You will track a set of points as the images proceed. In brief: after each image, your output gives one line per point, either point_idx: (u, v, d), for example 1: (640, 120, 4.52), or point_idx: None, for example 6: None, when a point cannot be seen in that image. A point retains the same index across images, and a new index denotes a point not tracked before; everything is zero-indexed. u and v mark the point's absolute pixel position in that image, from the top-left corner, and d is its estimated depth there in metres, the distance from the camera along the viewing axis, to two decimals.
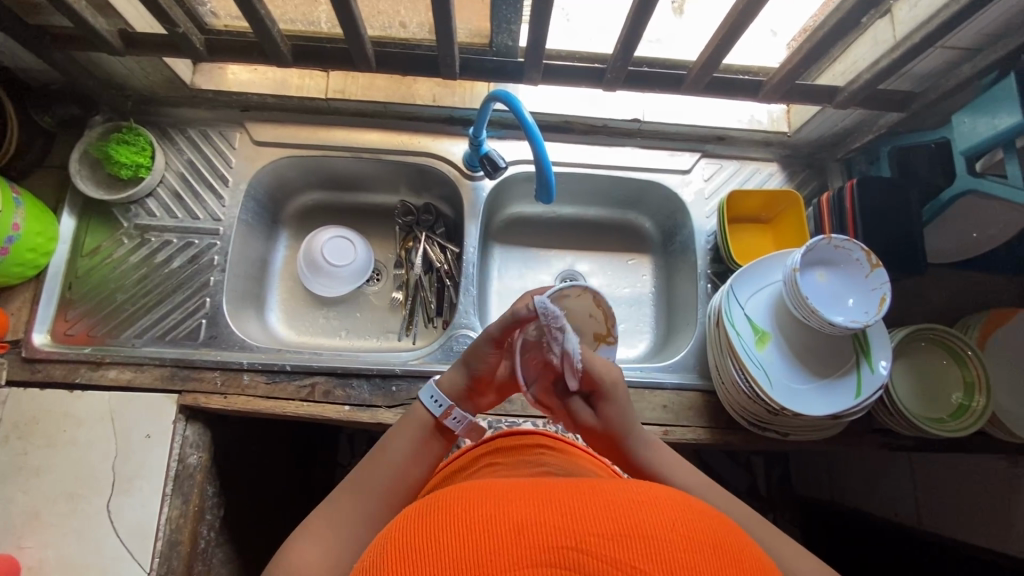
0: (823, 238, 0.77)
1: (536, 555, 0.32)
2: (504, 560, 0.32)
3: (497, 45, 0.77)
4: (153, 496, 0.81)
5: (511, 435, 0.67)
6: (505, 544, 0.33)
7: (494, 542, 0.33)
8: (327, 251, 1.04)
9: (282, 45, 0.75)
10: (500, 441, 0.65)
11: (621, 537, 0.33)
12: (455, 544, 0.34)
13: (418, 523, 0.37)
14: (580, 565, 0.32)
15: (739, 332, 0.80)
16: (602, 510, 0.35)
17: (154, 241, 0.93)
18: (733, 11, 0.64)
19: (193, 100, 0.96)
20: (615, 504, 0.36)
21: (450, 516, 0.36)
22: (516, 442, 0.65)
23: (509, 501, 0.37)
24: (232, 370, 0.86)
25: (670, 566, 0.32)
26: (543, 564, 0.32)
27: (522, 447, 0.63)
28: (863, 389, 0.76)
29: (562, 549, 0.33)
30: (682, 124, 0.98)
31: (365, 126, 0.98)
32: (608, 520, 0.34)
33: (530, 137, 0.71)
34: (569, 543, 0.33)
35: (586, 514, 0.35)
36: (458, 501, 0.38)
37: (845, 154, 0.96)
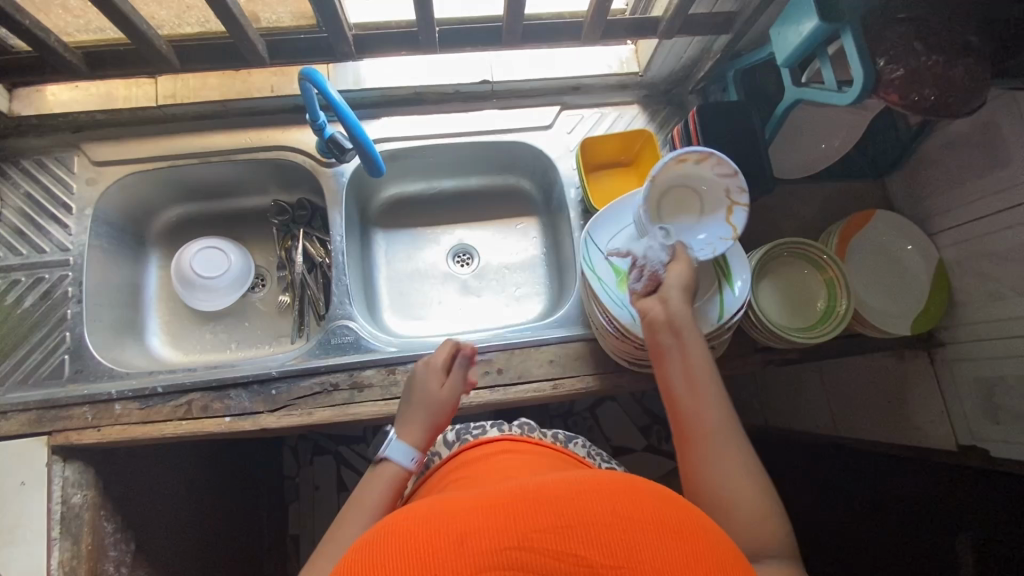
0: (665, 169, 0.77)
1: (486, 558, 0.36)
2: (453, 568, 0.35)
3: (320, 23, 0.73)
4: (38, 541, 0.79)
5: (482, 443, 0.72)
6: (455, 556, 0.36)
7: (444, 554, 0.36)
8: (197, 267, 1.00)
9: (67, 53, 0.71)
10: (470, 452, 0.71)
11: (563, 529, 0.37)
12: (407, 562, 0.36)
13: (369, 543, 0.39)
14: (524, 561, 0.36)
15: (600, 277, 0.80)
16: (546, 504, 0.39)
17: (2, 283, 0.88)
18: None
19: (18, 130, 0.91)
20: (556, 497, 0.40)
21: (394, 536, 0.39)
22: (485, 447, 0.71)
23: (459, 512, 0.39)
24: (101, 402, 0.83)
25: (609, 549, 0.36)
26: (490, 569, 0.35)
27: (487, 451, 0.70)
28: (726, 309, 0.78)
29: (506, 550, 0.36)
30: (535, 79, 0.97)
31: (210, 129, 0.94)
32: (550, 514, 0.38)
33: (342, 116, 0.70)
34: (512, 543, 0.37)
35: (530, 513, 0.38)
36: (407, 522, 0.40)
37: (697, 85, 0.97)
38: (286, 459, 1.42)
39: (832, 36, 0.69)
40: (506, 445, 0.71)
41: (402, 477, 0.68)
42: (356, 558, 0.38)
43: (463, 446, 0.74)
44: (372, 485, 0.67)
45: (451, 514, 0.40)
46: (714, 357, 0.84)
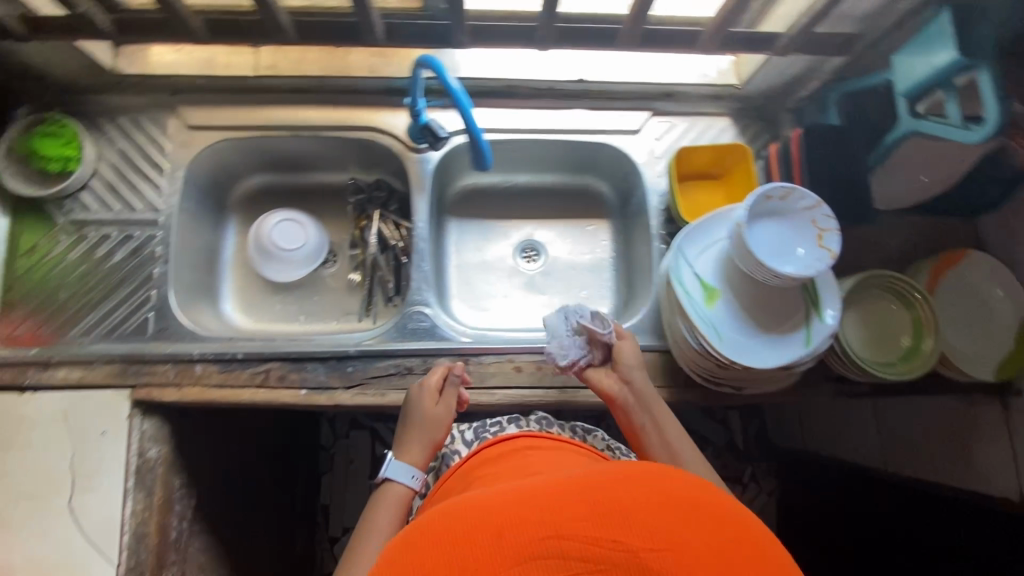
0: (767, 189, 0.76)
1: (527, 549, 0.38)
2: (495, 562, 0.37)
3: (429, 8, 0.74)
4: (116, 490, 0.81)
5: (499, 442, 0.73)
6: (496, 549, 0.38)
7: (485, 546, 0.39)
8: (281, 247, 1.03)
9: (191, 18, 0.72)
10: (489, 450, 0.72)
11: (601, 518, 0.39)
12: (450, 558, 0.38)
13: (422, 534, 0.42)
14: (564, 550, 0.38)
15: (688, 291, 0.80)
16: (586, 494, 0.41)
17: (94, 236, 0.90)
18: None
19: (118, 86, 0.92)
20: (593, 488, 0.42)
21: (442, 526, 0.41)
22: (506, 448, 0.71)
23: (494, 507, 0.42)
24: (184, 362, 0.85)
25: (651, 533, 0.38)
26: (533, 558, 0.38)
27: (509, 452, 0.70)
28: (812, 338, 0.78)
29: (545, 540, 0.38)
30: (627, 83, 0.97)
31: (303, 103, 0.95)
32: (585, 505, 0.40)
33: (458, 105, 0.70)
34: (550, 533, 0.39)
35: (567, 505, 0.40)
36: (444, 522, 0.42)
37: (796, 103, 0.95)
38: (324, 432, 1.44)
39: (966, 70, 0.67)
40: (528, 442, 0.71)
41: (406, 496, 0.76)
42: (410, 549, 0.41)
43: (483, 444, 0.75)
44: (377, 510, 0.74)
45: (486, 509, 0.42)
46: (791, 381, 0.84)
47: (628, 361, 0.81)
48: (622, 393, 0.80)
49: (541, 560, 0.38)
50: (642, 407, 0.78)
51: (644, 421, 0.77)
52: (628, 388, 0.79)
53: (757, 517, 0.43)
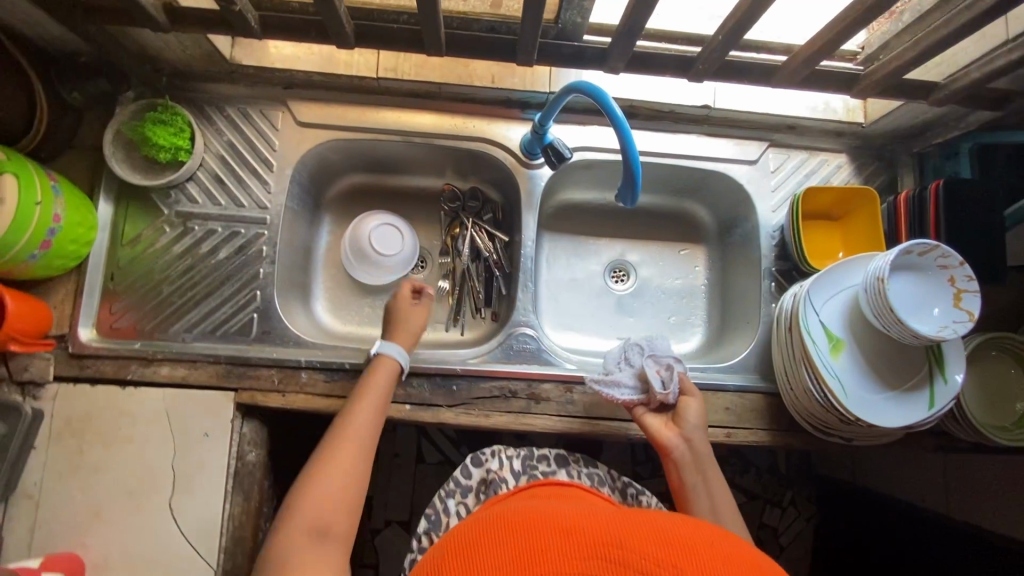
0: (911, 245, 0.74)
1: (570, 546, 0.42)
2: (545, 548, 0.42)
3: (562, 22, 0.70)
4: (216, 493, 0.80)
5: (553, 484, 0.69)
6: (545, 541, 0.43)
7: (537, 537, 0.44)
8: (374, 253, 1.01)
9: (346, 24, 0.68)
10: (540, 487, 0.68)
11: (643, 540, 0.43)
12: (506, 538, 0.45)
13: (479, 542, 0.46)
14: (607, 554, 0.41)
15: (813, 339, 0.78)
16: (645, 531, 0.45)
17: (198, 231, 0.88)
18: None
19: (230, 76, 0.89)
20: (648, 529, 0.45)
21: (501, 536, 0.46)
22: (551, 491, 0.67)
23: (554, 516, 0.47)
24: (288, 368, 0.84)
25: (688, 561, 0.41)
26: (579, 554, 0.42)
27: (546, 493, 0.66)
28: (937, 400, 0.76)
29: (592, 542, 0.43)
30: (755, 112, 0.93)
31: (419, 108, 0.92)
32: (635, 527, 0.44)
33: (620, 130, 0.69)
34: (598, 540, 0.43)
35: (617, 527, 0.44)
36: (507, 518, 0.48)
37: (923, 148, 0.93)
38: None
39: None
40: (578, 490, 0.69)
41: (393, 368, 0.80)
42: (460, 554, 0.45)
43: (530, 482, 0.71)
44: (368, 386, 0.78)
45: (548, 516, 0.47)
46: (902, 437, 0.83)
47: (694, 418, 0.77)
48: (679, 448, 0.76)
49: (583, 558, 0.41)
50: (695, 465, 0.75)
51: (693, 477, 0.74)
52: (687, 445, 0.76)
53: None
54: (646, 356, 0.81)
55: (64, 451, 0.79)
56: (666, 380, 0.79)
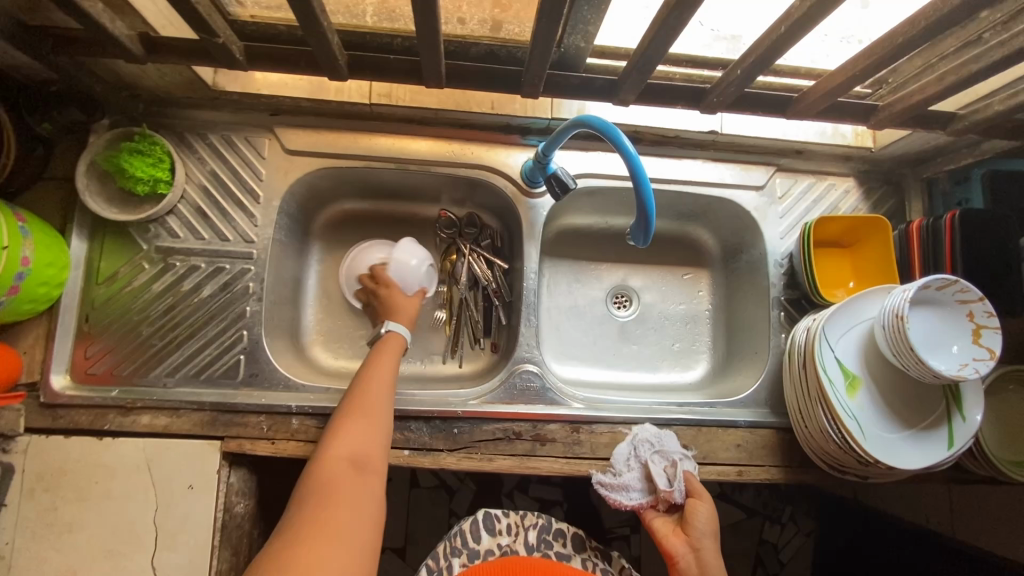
0: (928, 281, 0.72)
1: None
2: None
3: (565, 46, 0.66)
4: (201, 551, 0.75)
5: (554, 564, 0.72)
6: None
7: None
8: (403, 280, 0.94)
9: (339, 56, 0.64)
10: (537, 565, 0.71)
11: None
12: None
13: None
14: None
15: (829, 377, 0.75)
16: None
17: (179, 267, 0.82)
18: (898, 32, 0.56)
19: (213, 102, 0.83)
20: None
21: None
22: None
23: None
24: (279, 414, 0.79)
25: None
26: None
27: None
28: (956, 439, 0.74)
29: None
30: (762, 137, 0.90)
31: (414, 134, 0.88)
32: None
33: (636, 178, 0.66)
34: None
35: None
36: None
37: (933, 174, 0.90)
38: None
39: None
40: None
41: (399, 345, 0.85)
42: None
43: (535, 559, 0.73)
44: (378, 360, 0.80)
45: None
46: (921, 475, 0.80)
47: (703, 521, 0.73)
48: (686, 557, 0.72)
49: None
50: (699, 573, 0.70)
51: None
52: (694, 555, 0.71)
53: None
54: (653, 452, 0.79)
55: (36, 509, 0.74)
56: (671, 479, 0.78)
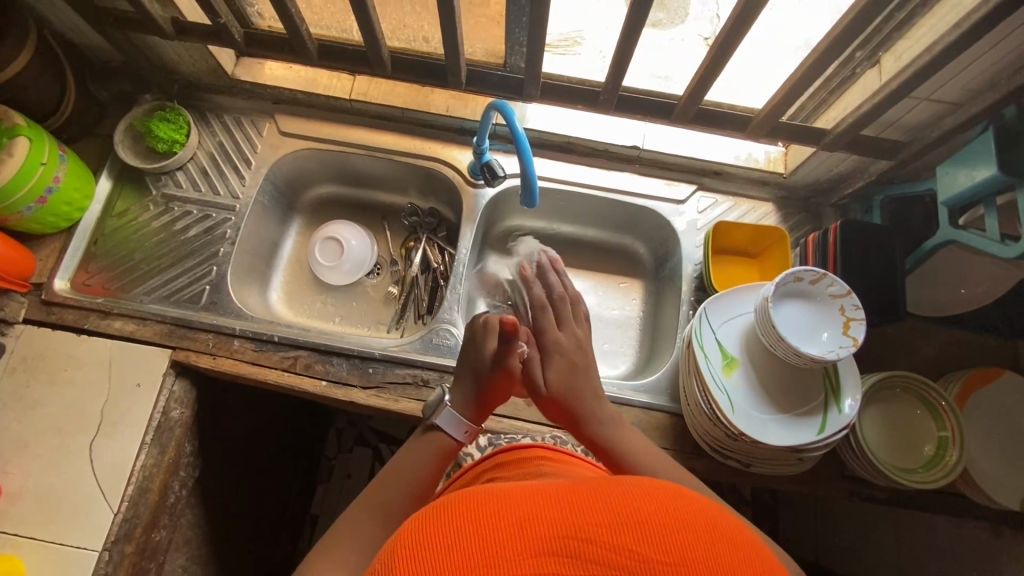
0: (796, 271, 0.78)
1: (545, 547, 0.35)
2: (512, 555, 0.34)
3: (509, 65, 0.85)
4: (133, 441, 0.86)
5: (513, 449, 0.66)
6: (512, 541, 0.35)
7: (501, 540, 0.35)
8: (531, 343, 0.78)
9: (309, 43, 0.83)
10: (504, 455, 0.64)
11: (622, 527, 0.35)
12: (467, 538, 0.36)
13: (420, 526, 0.38)
14: (584, 552, 0.34)
15: (707, 354, 0.81)
16: (592, 505, 0.37)
17: (177, 211, 1.01)
18: (720, 36, 0.68)
19: (231, 90, 1.06)
20: (611, 499, 0.38)
21: (454, 522, 0.37)
22: (517, 455, 0.64)
23: (510, 508, 0.37)
24: (224, 335, 0.92)
25: (667, 548, 0.35)
26: (549, 554, 0.34)
27: (520, 459, 0.62)
28: (827, 426, 0.76)
29: (563, 539, 0.35)
30: (679, 155, 1.02)
31: (383, 129, 1.06)
32: (608, 512, 0.37)
33: (519, 148, 0.77)
34: (569, 532, 0.35)
35: (591, 511, 0.37)
36: (465, 502, 0.38)
37: (839, 200, 0.98)
38: (330, 442, 1.42)
39: (1005, 188, 0.70)
40: (542, 453, 0.63)
41: (451, 449, 0.67)
42: (408, 543, 0.37)
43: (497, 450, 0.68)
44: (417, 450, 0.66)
45: (510, 503, 0.38)
46: (801, 469, 0.82)
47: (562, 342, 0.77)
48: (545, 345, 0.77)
49: (559, 557, 0.34)
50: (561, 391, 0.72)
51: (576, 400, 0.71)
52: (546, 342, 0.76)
53: (760, 541, 0.40)
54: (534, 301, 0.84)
55: (13, 384, 0.88)
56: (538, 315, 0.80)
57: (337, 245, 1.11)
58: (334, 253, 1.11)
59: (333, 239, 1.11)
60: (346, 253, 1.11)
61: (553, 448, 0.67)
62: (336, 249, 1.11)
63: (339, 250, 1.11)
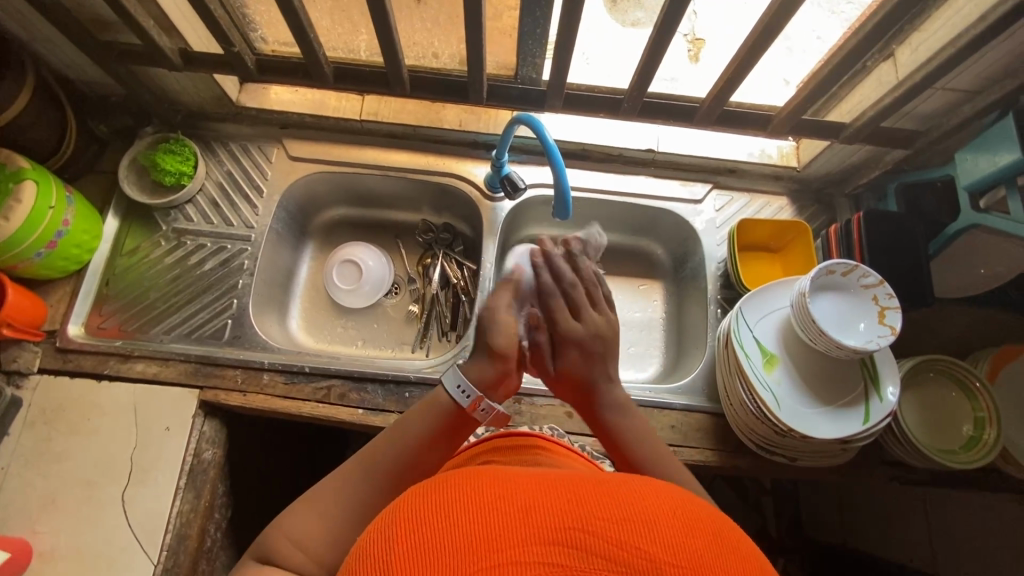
0: (830, 264, 0.79)
1: (544, 535, 0.32)
2: (512, 537, 0.31)
3: (522, 76, 0.85)
4: (167, 488, 0.83)
5: (510, 436, 0.64)
6: (513, 524, 0.32)
7: (502, 519, 0.32)
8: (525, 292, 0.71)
9: (326, 67, 0.82)
10: (501, 440, 0.62)
11: (629, 523, 0.33)
12: (466, 515, 0.33)
13: (417, 496, 0.36)
14: (586, 545, 0.32)
15: (747, 353, 0.82)
16: (609, 497, 0.34)
17: (189, 245, 0.98)
18: (749, 39, 0.69)
19: (236, 117, 1.03)
20: (619, 493, 0.35)
21: (461, 497, 0.34)
22: (513, 441, 0.62)
23: (514, 490, 0.35)
24: (253, 369, 0.89)
25: (676, 548, 0.32)
26: (550, 543, 0.32)
27: (519, 446, 0.61)
28: (872, 416, 0.77)
29: (566, 529, 0.32)
30: (695, 156, 1.03)
31: (396, 147, 1.04)
32: (615, 506, 0.34)
33: (551, 158, 0.76)
34: (574, 523, 0.32)
35: (597, 501, 0.34)
36: (466, 479, 0.36)
37: (853, 190, 1.00)
38: None
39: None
40: (540, 443, 0.62)
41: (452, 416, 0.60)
42: (407, 511, 0.35)
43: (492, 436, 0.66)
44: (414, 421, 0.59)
45: (512, 485, 0.35)
46: (845, 459, 0.82)
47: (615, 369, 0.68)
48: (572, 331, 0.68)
49: (560, 548, 0.31)
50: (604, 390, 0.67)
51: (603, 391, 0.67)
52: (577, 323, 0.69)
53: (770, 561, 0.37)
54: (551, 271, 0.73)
55: (34, 438, 0.84)
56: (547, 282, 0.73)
57: (355, 266, 1.10)
58: (353, 275, 1.10)
59: (352, 260, 1.10)
60: (365, 274, 1.10)
61: (547, 437, 0.65)
62: (355, 270, 1.10)
63: (358, 272, 1.10)
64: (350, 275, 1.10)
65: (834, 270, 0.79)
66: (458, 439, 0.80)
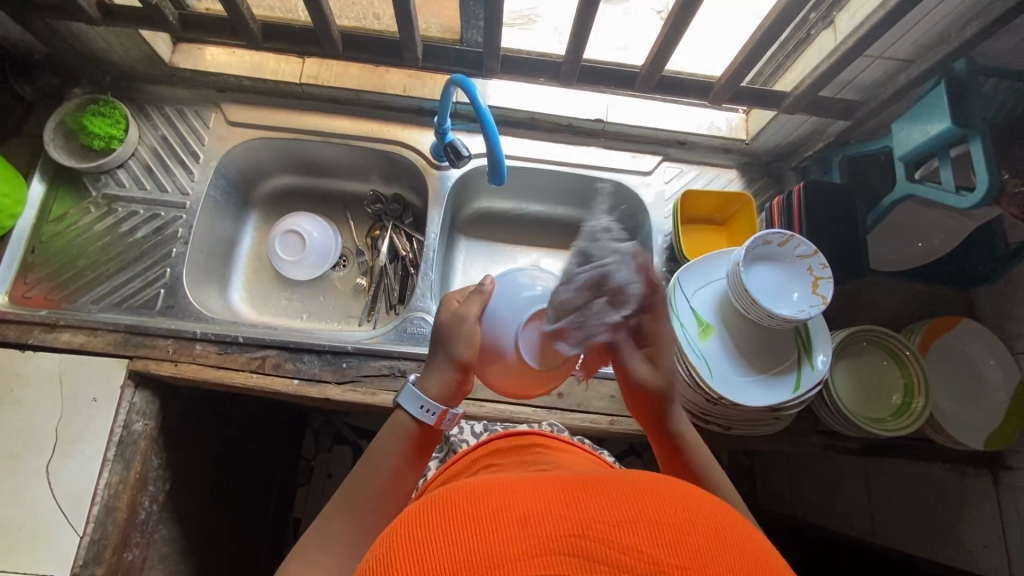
0: (763, 236, 0.79)
1: (547, 544, 0.30)
2: (512, 551, 0.30)
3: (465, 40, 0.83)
4: (94, 460, 0.81)
5: (510, 434, 0.60)
6: (513, 536, 0.31)
7: (502, 532, 0.31)
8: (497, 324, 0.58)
9: (252, 24, 0.79)
10: (498, 443, 0.58)
11: (630, 526, 0.31)
12: (464, 530, 0.31)
13: (413, 515, 0.34)
14: (588, 551, 0.30)
15: (682, 322, 0.82)
16: (608, 500, 0.33)
17: (121, 212, 0.95)
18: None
19: (170, 79, 0.99)
20: (618, 493, 0.34)
21: (455, 510, 0.33)
22: (518, 441, 0.58)
23: (511, 498, 0.33)
24: (184, 339, 0.87)
25: (678, 549, 0.31)
26: (551, 553, 0.30)
27: (521, 446, 0.56)
28: (802, 384, 0.78)
29: (567, 537, 0.31)
30: (643, 127, 1.02)
31: (339, 113, 1.01)
32: (613, 508, 0.33)
33: (483, 122, 0.75)
34: (575, 530, 0.31)
35: (594, 504, 0.33)
36: (459, 491, 0.35)
37: (799, 163, 1.00)
38: (306, 443, 1.39)
39: (958, 140, 0.71)
40: (541, 440, 0.58)
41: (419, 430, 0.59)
42: (404, 533, 0.33)
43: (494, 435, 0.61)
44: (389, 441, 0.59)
45: (509, 493, 0.34)
46: (777, 429, 0.83)
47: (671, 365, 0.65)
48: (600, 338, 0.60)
49: (562, 557, 0.30)
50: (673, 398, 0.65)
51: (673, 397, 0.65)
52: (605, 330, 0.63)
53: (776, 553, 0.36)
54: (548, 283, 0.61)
55: None
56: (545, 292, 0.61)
57: (300, 238, 1.07)
58: (298, 248, 1.07)
59: (295, 233, 1.08)
60: (310, 246, 1.08)
61: (549, 434, 0.61)
62: (297, 241, 1.08)
63: (301, 242, 1.08)
64: (293, 246, 1.08)
65: (772, 240, 0.79)
66: (456, 442, 0.80)
